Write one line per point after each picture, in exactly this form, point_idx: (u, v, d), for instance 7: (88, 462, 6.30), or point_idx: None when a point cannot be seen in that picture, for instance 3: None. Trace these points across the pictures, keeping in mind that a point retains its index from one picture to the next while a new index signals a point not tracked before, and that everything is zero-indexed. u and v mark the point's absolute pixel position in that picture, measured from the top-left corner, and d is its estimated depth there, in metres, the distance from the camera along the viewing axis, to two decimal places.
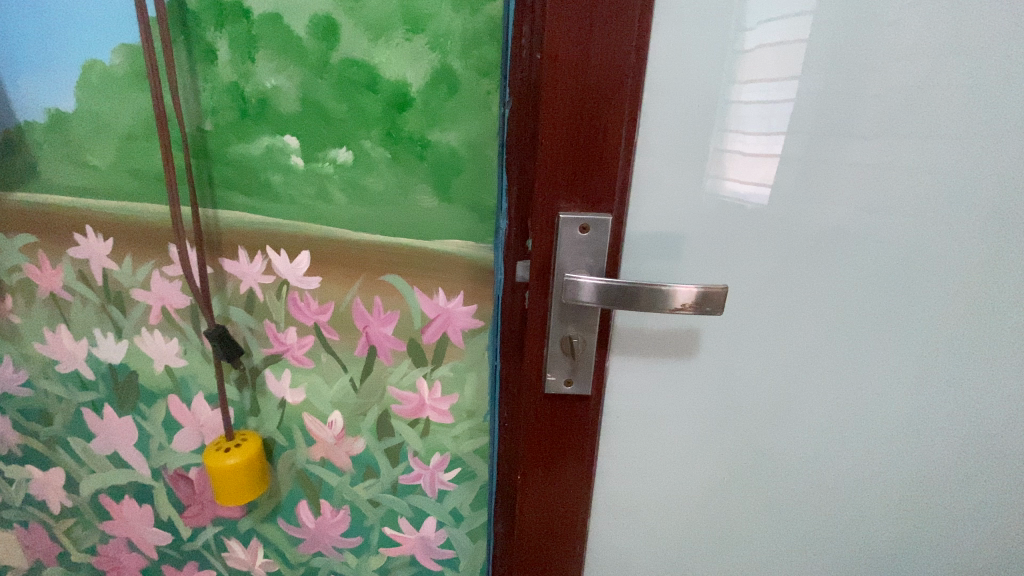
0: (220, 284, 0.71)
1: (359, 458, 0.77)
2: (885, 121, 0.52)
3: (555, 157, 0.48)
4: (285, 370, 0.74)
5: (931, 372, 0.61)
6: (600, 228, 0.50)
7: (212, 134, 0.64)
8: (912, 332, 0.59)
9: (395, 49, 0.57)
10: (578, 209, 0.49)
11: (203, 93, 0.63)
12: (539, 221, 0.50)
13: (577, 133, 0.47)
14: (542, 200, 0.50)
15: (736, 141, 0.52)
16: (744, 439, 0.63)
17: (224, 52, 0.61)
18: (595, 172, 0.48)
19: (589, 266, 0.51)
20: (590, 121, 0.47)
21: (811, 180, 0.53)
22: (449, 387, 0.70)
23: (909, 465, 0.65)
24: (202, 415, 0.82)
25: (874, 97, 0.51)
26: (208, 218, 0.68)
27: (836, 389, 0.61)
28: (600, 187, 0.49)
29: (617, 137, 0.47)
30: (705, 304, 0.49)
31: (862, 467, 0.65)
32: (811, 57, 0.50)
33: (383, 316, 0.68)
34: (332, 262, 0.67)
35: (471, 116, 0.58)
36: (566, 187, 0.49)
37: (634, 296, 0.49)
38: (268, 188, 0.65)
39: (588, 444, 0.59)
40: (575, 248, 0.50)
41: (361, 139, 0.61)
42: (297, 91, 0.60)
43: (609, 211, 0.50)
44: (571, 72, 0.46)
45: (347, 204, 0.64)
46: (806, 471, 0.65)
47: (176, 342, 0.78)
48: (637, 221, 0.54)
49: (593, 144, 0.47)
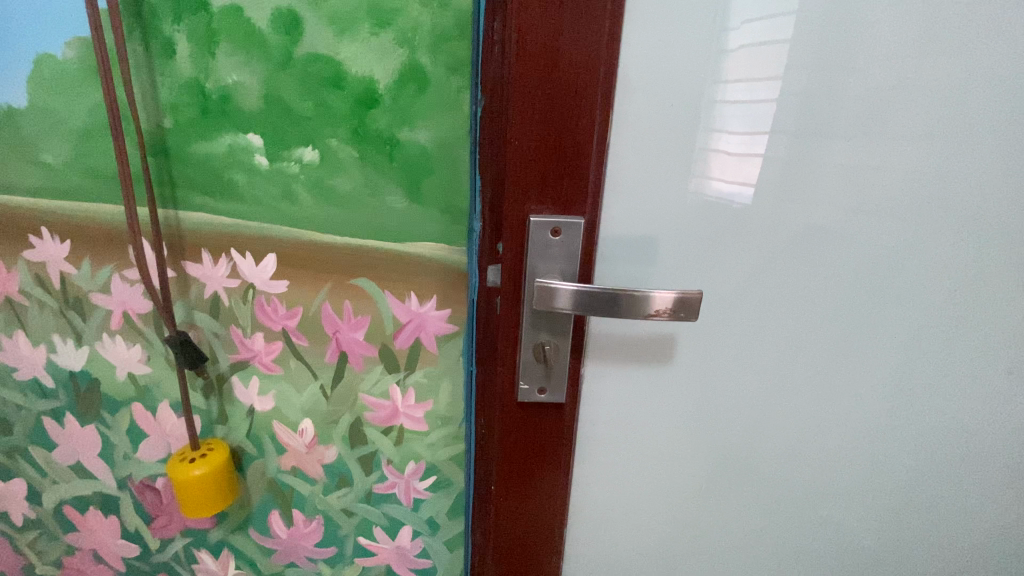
0: (183, 288, 0.68)
1: (331, 467, 0.75)
2: (866, 124, 0.51)
3: (525, 157, 0.46)
4: (253, 378, 0.71)
5: (910, 376, 0.60)
6: (572, 231, 0.48)
7: (171, 132, 0.62)
8: (890, 336, 0.58)
9: (361, 44, 0.55)
10: (549, 211, 0.47)
11: (161, 89, 0.60)
12: (511, 224, 0.48)
13: (548, 132, 0.45)
14: (512, 203, 0.47)
15: (717, 139, 0.50)
16: (724, 443, 0.62)
17: (183, 46, 0.59)
18: (567, 172, 0.46)
19: (562, 271, 0.49)
20: (561, 119, 0.45)
21: (793, 181, 0.52)
22: (423, 394, 0.68)
23: (889, 468, 0.65)
24: (168, 423, 0.78)
25: (855, 99, 0.50)
26: (169, 219, 0.65)
27: (818, 393, 0.60)
28: (573, 189, 0.47)
29: (588, 138, 0.46)
30: (685, 312, 0.47)
31: (842, 470, 0.64)
32: (793, 59, 0.49)
33: (353, 321, 0.66)
34: (299, 265, 0.64)
35: (442, 115, 0.56)
36: (538, 188, 0.47)
37: (614, 302, 0.47)
38: (231, 188, 0.62)
39: (563, 454, 0.58)
40: (548, 252, 0.48)
41: (328, 137, 0.58)
42: (259, 87, 0.58)
43: (582, 213, 0.48)
44: (539, 69, 0.44)
45: (314, 205, 0.61)
46: (786, 475, 0.64)
47: (138, 348, 0.74)
48: (615, 224, 0.52)
49: (564, 143, 0.46)
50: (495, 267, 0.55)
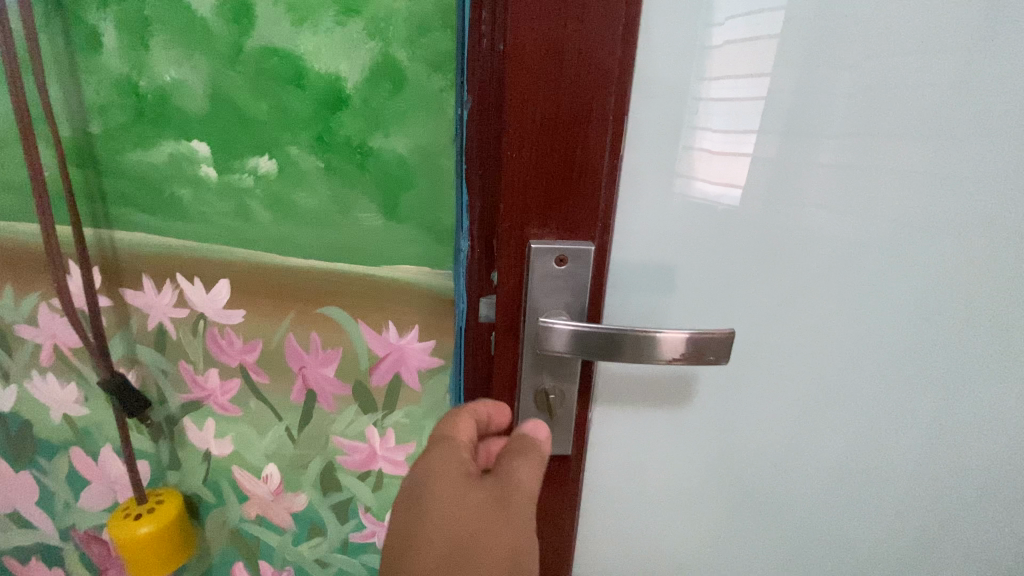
0: (123, 319, 0.59)
1: (301, 515, 0.66)
2: (917, 129, 0.44)
3: (524, 172, 0.37)
4: (208, 419, 0.62)
5: (951, 414, 0.54)
6: (581, 260, 0.40)
7: (100, 138, 0.52)
8: (932, 370, 0.52)
9: (324, 36, 0.46)
10: (552, 237, 0.39)
11: (86, 88, 0.51)
12: (507, 251, 0.40)
13: (552, 139, 0.36)
14: (507, 226, 0.39)
15: (697, 137, 0.42)
16: (743, 489, 0.55)
17: (111, 37, 0.49)
18: (574, 190, 0.38)
19: (569, 305, 0.41)
20: (567, 124, 0.36)
21: (830, 196, 0.45)
22: (404, 436, 0.60)
23: (923, 512, 0.58)
24: (113, 469, 0.69)
25: (904, 99, 0.43)
26: (102, 240, 0.56)
27: (851, 432, 0.53)
28: (581, 209, 0.38)
29: (599, 149, 0.37)
30: (710, 356, 0.40)
31: (871, 513, 0.58)
32: (834, 54, 0.41)
33: (322, 356, 0.57)
34: (258, 291, 0.55)
35: (422, 119, 0.48)
36: (539, 209, 0.38)
37: (623, 344, 0.39)
38: (175, 205, 0.53)
39: (567, 514, 0.49)
40: (551, 283, 0.40)
41: (287, 145, 0.50)
42: (203, 86, 0.49)
43: (591, 238, 0.39)
44: (540, 66, 0.35)
45: (273, 223, 0.53)
46: (809, 519, 0.57)
47: (74, 386, 0.65)
48: (626, 247, 0.45)
49: (571, 155, 0.37)
50: (487, 299, 0.47)
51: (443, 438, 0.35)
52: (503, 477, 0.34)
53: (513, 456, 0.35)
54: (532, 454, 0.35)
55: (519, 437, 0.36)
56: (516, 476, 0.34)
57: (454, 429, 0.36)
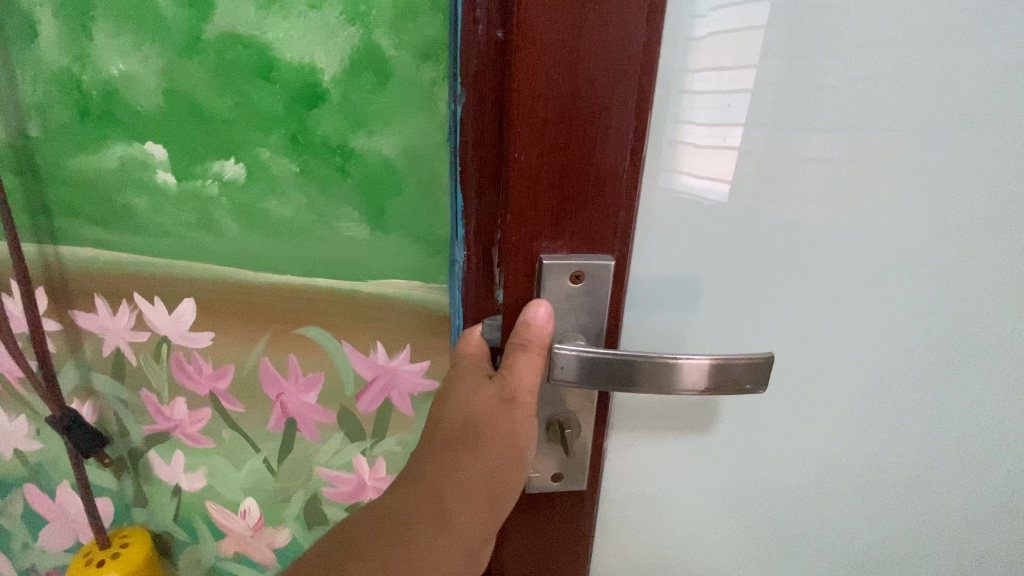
0: (75, 345, 0.52)
1: (285, 551, 0.61)
2: (987, 124, 0.37)
3: (534, 178, 0.30)
4: (177, 452, 0.56)
5: (1002, 442, 0.48)
6: (599, 276, 0.34)
7: (39, 142, 0.46)
8: (983, 397, 0.46)
9: (296, 22, 0.40)
10: (565, 250, 0.33)
11: (21, 84, 0.44)
12: (513, 270, 0.33)
13: (567, 137, 0.29)
14: (511, 238, 0.32)
15: (680, 130, 0.34)
16: (773, 526, 0.49)
17: (47, 24, 0.43)
18: (592, 194, 0.31)
19: (585, 327, 0.35)
20: (585, 119, 0.29)
21: (889, 200, 0.38)
22: (396, 464, 0.54)
23: (965, 546, 0.53)
24: (73, 507, 0.62)
25: (974, 84, 0.36)
26: (47, 258, 0.49)
27: (897, 459, 0.48)
28: (599, 219, 0.32)
29: (622, 144, 0.30)
30: (749, 382, 0.35)
31: (911, 551, 0.52)
32: (901, 31, 0.34)
33: (302, 381, 0.51)
34: (227, 311, 0.49)
35: (410, 116, 0.42)
36: (550, 219, 0.32)
37: (648, 374, 0.34)
38: (130, 216, 0.47)
39: (582, 560, 0.44)
40: (564, 306, 0.34)
41: (257, 146, 0.44)
42: (156, 80, 0.43)
43: (609, 253, 0.33)
44: (555, 41, 0.27)
45: (242, 234, 0.47)
46: (844, 558, 0.52)
47: (24, 419, 0.58)
48: (652, 264, 0.38)
49: (588, 156, 0.30)
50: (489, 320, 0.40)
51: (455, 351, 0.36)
52: (503, 370, 0.33)
53: (510, 349, 0.33)
54: (533, 347, 0.33)
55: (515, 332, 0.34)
56: (516, 367, 0.33)
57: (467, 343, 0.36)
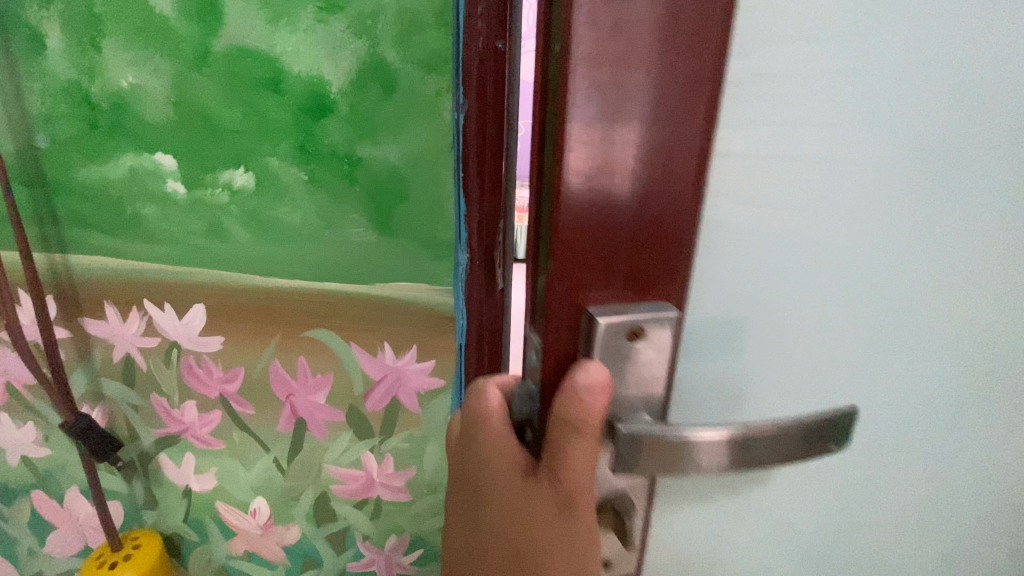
0: (85, 351, 0.53)
1: (295, 548, 0.62)
2: None
3: (588, 205, 0.21)
4: (187, 454, 0.57)
5: None
6: (659, 334, 0.24)
7: (47, 152, 0.46)
8: None
9: (304, 35, 0.42)
10: (615, 302, 0.23)
11: (30, 96, 0.45)
12: (553, 328, 0.23)
13: (625, 144, 0.21)
14: (548, 287, 0.23)
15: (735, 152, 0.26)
16: None
17: (55, 38, 0.43)
18: (651, 227, 0.22)
19: (644, 400, 0.25)
20: (650, 116, 0.21)
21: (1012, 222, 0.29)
22: (403, 461, 0.56)
23: None
24: (82, 512, 0.63)
25: None
26: (57, 268, 0.50)
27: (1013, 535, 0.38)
28: (663, 255, 0.23)
29: (696, 155, 0.22)
30: (839, 445, 0.26)
31: None
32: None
33: (312, 382, 0.53)
34: (237, 316, 0.51)
35: (415, 126, 0.44)
36: (598, 262, 0.22)
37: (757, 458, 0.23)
38: (139, 225, 0.48)
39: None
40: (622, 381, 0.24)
41: (265, 156, 0.45)
42: (165, 92, 0.44)
43: (675, 301, 0.24)
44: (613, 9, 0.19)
45: (251, 241, 0.48)
46: None
47: (31, 427, 0.58)
48: (728, 297, 0.27)
49: (652, 166, 0.21)
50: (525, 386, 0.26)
51: (471, 417, 0.26)
52: (551, 462, 0.24)
53: (557, 429, 0.23)
54: (589, 430, 0.23)
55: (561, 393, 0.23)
56: (568, 460, 0.24)
57: (488, 405, 0.26)
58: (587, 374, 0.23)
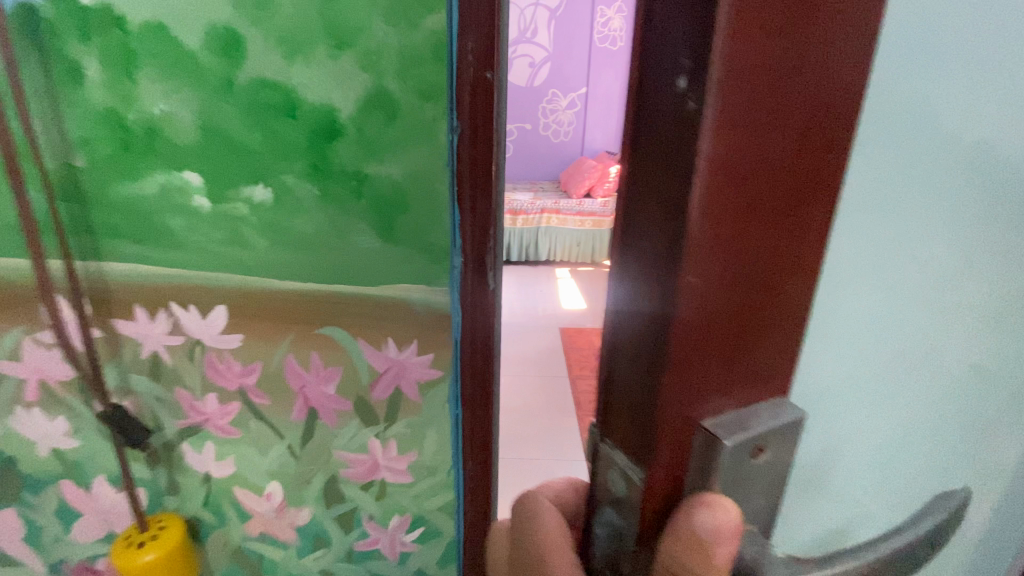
0: (115, 349, 0.58)
1: (306, 529, 0.68)
2: None
3: (708, 303, 0.17)
4: (207, 443, 0.63)
5: None
6: (777, 442, 0.20)
7: (85, 171, 0.52)
8: None
9: (317, 68, 0.47)
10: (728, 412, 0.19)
11: (69, 121, 0.50)
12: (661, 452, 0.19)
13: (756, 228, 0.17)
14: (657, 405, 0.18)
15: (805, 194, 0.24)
16: None
17: (93, 70, 0.49)
18: (771, 323, 0.19)
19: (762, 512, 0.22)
20: (786, 194, 0.17)
21: None
22: (406, 445, 0.62)
23: None
24: (107, 500, 0.68)
25: None
26: (91, 274, 0.55)
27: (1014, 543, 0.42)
28: (778, 353, 0.19)
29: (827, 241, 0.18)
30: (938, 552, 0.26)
31: None
32: None
33: (322, 374, 0.59)
34: (256, 316, 0.56)
35: (415, 147, 0.50)
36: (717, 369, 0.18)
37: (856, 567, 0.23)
38: (167, 235, 0.54)
39: None
40: (738, 488, 0.20)
41: (282, 173, 0.51)
42: (193, 118, 0.50)
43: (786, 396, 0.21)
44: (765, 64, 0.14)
45: (269, 249, 0.54)
46: None
47: (62, 420, 0.63)
48: (820, 372, 0.25)
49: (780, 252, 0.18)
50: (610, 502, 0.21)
51: (531, 528, 0.28)
52: None
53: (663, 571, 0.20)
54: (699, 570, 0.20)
55: (676, 520, 0.19)
56: None
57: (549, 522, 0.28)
58: (716, 512, 0.19)
